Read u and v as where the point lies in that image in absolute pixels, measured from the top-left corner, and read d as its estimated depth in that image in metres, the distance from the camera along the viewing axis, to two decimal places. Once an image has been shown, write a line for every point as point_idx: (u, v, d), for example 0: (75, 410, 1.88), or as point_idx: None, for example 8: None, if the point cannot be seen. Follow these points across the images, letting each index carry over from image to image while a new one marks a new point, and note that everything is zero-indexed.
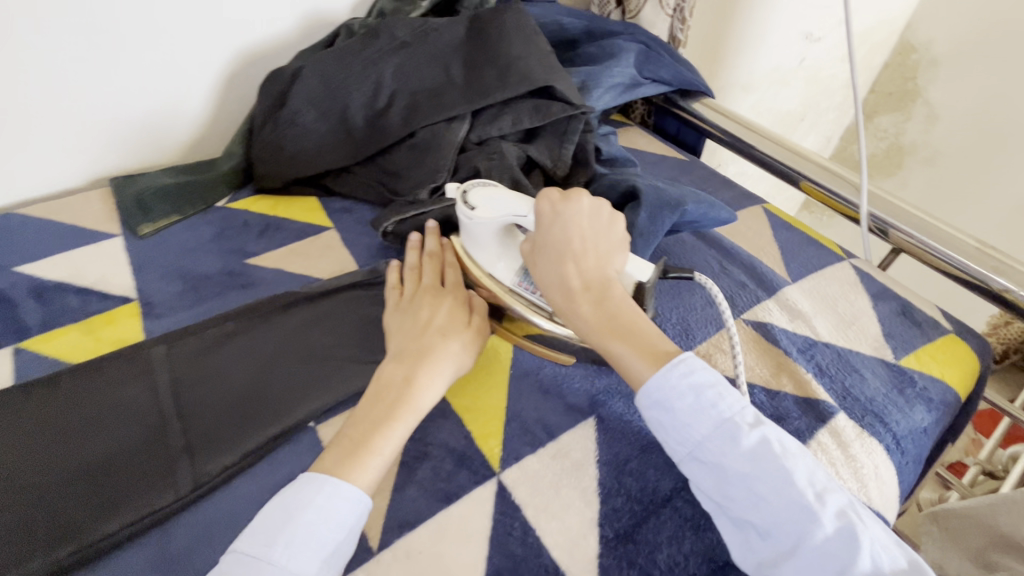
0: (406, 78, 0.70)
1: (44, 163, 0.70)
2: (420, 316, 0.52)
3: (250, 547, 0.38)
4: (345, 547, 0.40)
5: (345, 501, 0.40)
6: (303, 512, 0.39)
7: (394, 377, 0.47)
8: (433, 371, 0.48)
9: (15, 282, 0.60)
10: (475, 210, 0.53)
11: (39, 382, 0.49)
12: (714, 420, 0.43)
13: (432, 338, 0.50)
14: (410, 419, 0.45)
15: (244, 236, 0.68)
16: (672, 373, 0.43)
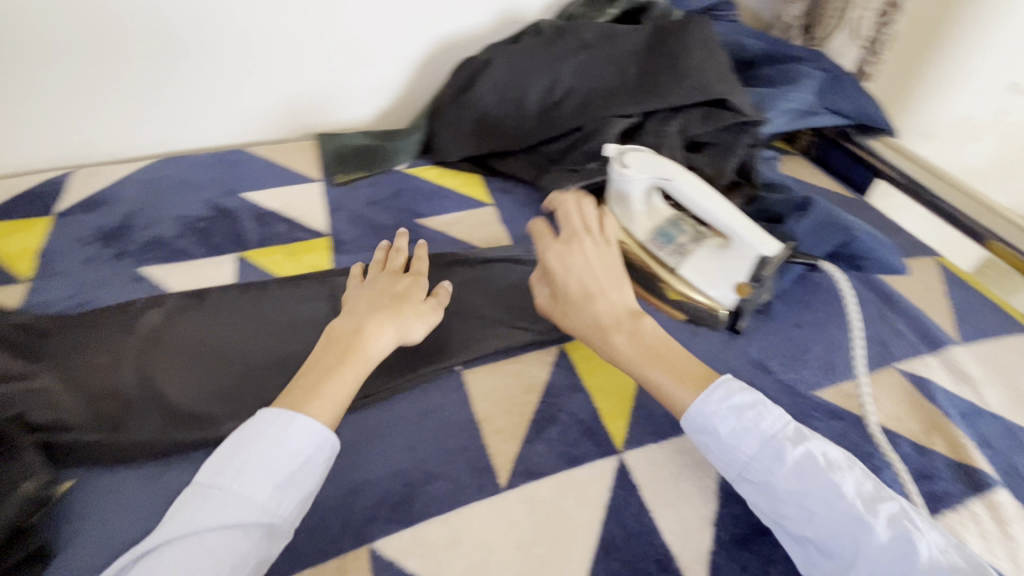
0: (583, 77, 0.74)
1: (273, 113, 0.85)
2: (381, 286, 0.54)
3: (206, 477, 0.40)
4: (304, 476, 0.41)
5: (303, 432, 0.41)
6: (258, 442, 0.41)
7: (344, 330, 0.48)
8: (382, 324, 0.49)
9: (242, 205, 0.73)
10: (628, 169, 0.61)
11: (255, 286, 0.60)
12: (758, 439, 0.43)
13: (386, 303, 0.52)
14: (354, 369, 0.46)
15: (416, 198, 0.76)
16: (711, 399, 0.45)
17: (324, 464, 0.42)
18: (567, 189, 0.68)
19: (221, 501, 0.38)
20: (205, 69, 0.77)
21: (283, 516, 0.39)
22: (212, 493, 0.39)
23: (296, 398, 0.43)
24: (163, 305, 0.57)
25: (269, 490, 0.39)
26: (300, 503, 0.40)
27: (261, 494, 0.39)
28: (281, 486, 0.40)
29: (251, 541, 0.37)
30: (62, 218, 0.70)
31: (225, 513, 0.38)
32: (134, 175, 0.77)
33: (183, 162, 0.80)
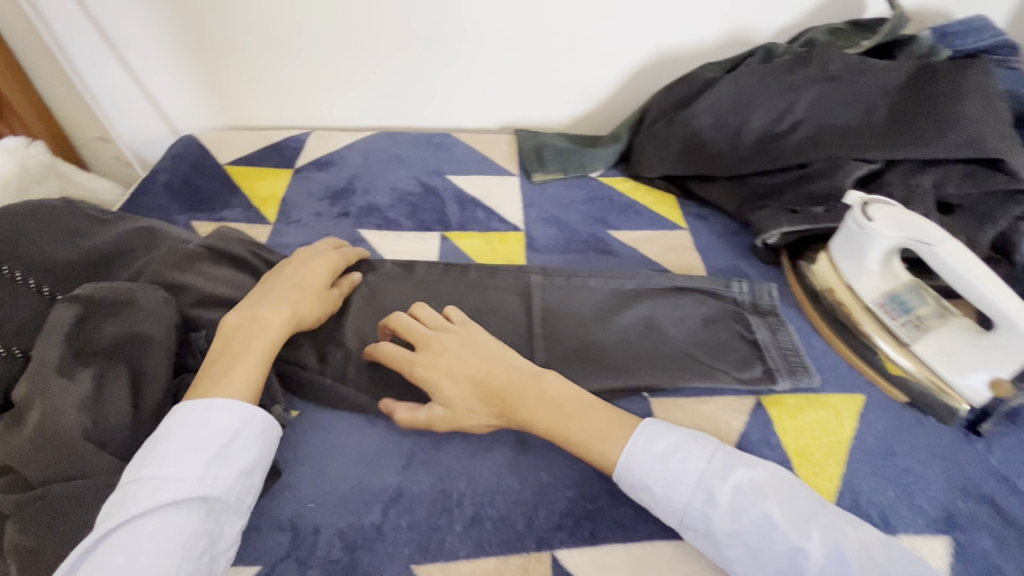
0: (821, 110, 0.68)
1: (482, 104, 0.89)
2: (291, 273, 0.51)
3: (140, 471, 0.37)
4: (239, 451, 0.39)
5: (228, 409, 0.40)
6: (177, 431, 0.39)
7: (235, 320, 0.46)
8: (275, 304, 0.47)
9: (446, 186, 0.78)
10: (873, 223, 0.54)
11: (455, 267, 0.63)
12: (695, 482, 0.41)
13: (278, 284, 0.50)
14: (262, 341, 0.44)
15: (608, 209, 0.75)
16: (636, 445, 0.42)
17: (259, 436, 0.41)
18: (783, 230, 0.63)
19: (156, 485, 0.36)
20: (434, 57, 0.83)
21: (224, 489, 0.38)
22: (144, 483, 0.36)
23: (212, 382, 0.42)
24: (377, 270, 0.61)
25: (204, 468, 0.38)
26: (241, 475, 0.39)
27: (203, 473, 0.37)
28: (213, 461, 0.38)
29: (195, 518, 0.36)
30: (300, 172, 0.80)
31: (159, 496, 0.36)
32: (357, 143, 0.85)
33: (399, 138, 0.87)
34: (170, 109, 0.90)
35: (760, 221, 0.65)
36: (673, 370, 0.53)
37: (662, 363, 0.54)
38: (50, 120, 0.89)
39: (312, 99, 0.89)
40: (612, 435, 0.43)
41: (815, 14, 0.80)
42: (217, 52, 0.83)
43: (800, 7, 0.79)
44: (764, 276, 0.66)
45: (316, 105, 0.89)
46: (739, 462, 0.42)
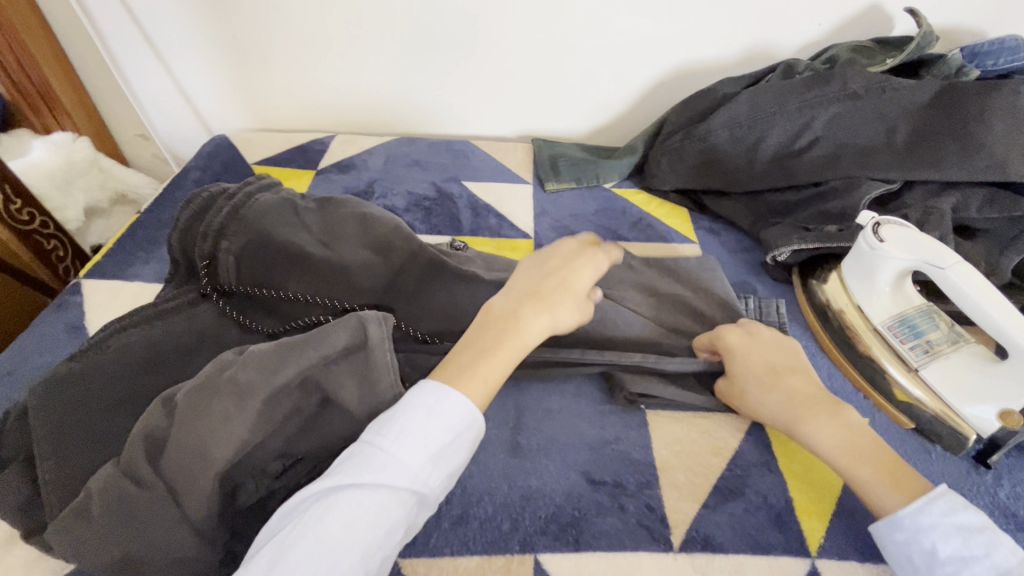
0: (840, 128, 0.67)
1: (501, 113, 0.91)
2: (558, 254, 0.49)
3: (380, 441, 0.38)
4: (453, 455, 0.40)
5: (466, 412, 0.40)
6: (414, 409, 0.39)
7: (503, 310, 0.45)
8: (541, 312, 0.45)
9: (462, 192, 0.80)
10: (884, 244, 0.53)
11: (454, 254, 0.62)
12: (985, 564, 0.36)
13: (547, 285, 0.47)
14: (513, 347, 0.44)
15: (620, 220, 0.76)
16: (932, 506, 0.38)
17: (468, 445, 0.41)
18: (794, 248, 0.63)
19: (382, 462, 0.37)
20: (455, 66, 0.85)
21: (430, 487, 0.39)
22: (375, 451, 0.38)
23: (463, 368, 0.42)
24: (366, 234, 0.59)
25: (421, 461, 0.38)
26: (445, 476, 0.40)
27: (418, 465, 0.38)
28: (434, 458, 0.39)
29: (403, 508, 0.37)
30: (322, 174, 0.83)
31: (378, 474, 0.37)
32: (379, 148, 0.88)
33: (419, 144, 0.89)
34: (206, 111, 0.95)
35: (771, 238, 0.65)
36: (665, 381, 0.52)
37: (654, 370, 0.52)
38: (97, 118, 0.95)
39: (338, 104, 0.92)
40: (904, 487, 0.40)
41: (840, 31, 0.79)
42: (252, 58, 0.87)
43: (824, 24, 0.78)
44: (773, 294, 0.65)
45: (342, 109, 0.93)
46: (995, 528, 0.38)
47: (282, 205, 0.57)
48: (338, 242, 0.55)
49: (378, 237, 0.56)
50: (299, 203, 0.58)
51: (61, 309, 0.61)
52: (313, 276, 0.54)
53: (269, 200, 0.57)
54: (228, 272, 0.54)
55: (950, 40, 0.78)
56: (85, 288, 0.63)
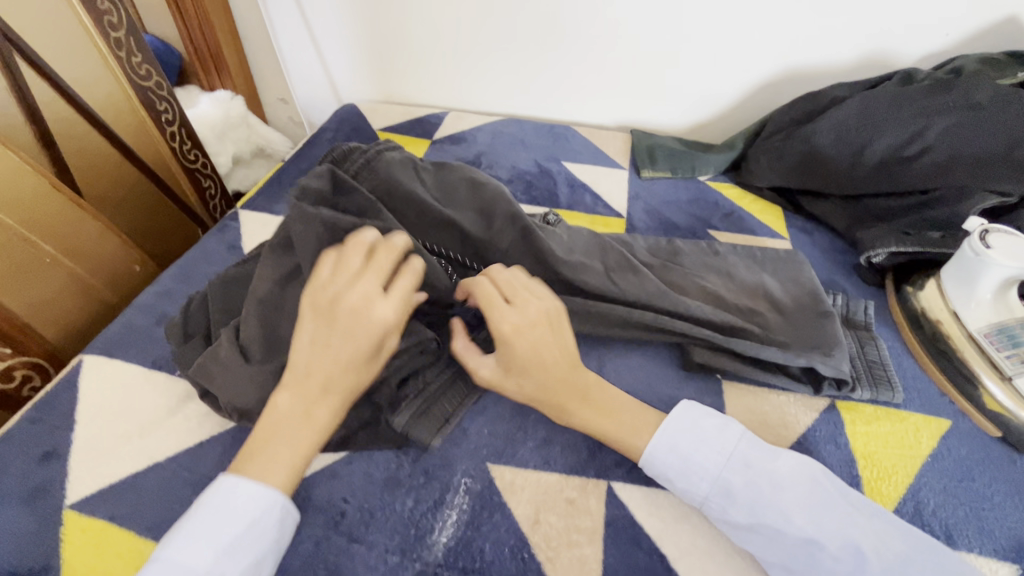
0: (957, 137, 0.66)
1: (604, 102, 0.96)
2: (335, 321, 0.42)
3: (169, 552, 0.38)
4: (251, 541, 0.39)
5: (263, 500, 0.40)
6: (203, 506, 0.40)
7: (289, 411, 0.42)
8: (328, 406, 0.42)
9: (560, 170, 0.86)
10: (991, 250, 0.53)
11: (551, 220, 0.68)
12: (717, 466, 0.43)
13: (337, 377, 0.42)
14: (305, 446, 0.42)
15: (711, 210, 0.78)
16: (671, 429, 0.45)
17: (274, 526, 0.40)
18: (890, 250, 0.63)
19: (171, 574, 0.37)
20: (567, 55, 0.91)
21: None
22: (163, 563, 0.37)
23: (267, 462, 0.41)
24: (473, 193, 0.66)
25: (210, 560, 0.38)
26: (250, 566, 0.39)
27: (219, 564, 0.38)
28: (225, 552, 0.38)
29: None
30: (436, 144, 0.91)
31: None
32: (487, 125, 0.96)
33: (524, 125, 0.96)
34: (340, 81, 1.07)
35: (866, 239, 0.65)
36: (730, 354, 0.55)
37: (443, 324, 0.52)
38: (250, 82, 1.09)
39: (454, 83, 1.01)
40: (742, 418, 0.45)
41: (968, 43, 0.76)
42: (387, 37, 0.97)
43: (952, 34, 0.76)
44: (862, 294, 0.65)
45: (458, 88, 1.01)
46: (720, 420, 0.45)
47: (406, 165, 0.65)
48: (451, 202, 0.64)
49: (482, 200, 0.63)
50: (419, 163, 0.67)
51: (222, 231, 0.72)
52: (427, 226, 0.62)
53: (396, 158, 0.65)
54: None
55: None
56: (241, 216, 0.75)
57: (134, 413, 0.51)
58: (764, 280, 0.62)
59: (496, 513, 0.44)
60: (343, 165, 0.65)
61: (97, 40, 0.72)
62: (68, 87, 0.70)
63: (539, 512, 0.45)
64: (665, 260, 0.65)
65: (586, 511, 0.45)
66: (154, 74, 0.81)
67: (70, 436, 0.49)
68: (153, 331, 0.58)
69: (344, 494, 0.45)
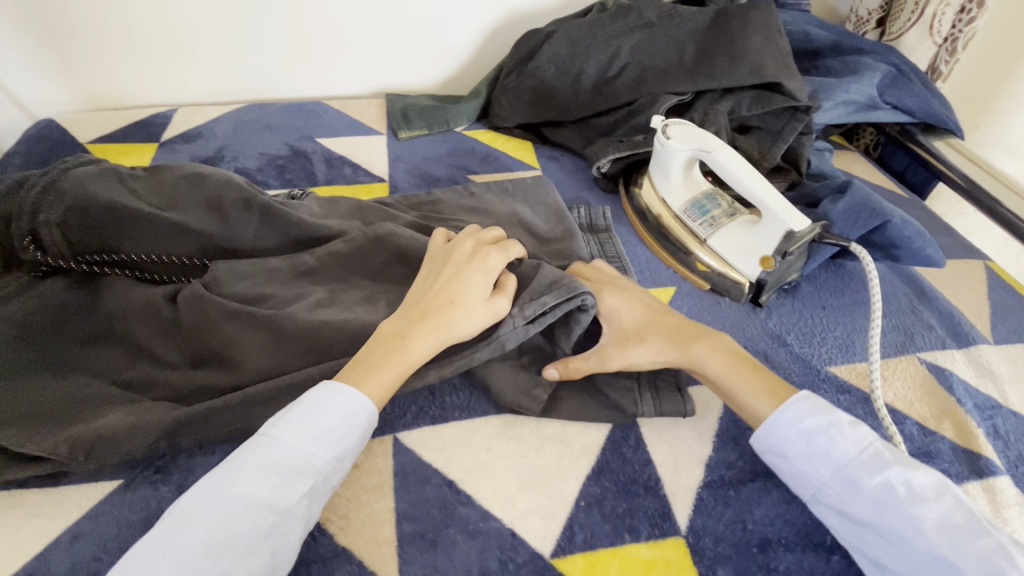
0: (642, 53, 0.77)
1: (349, 72, 0.92)
2: (445, 261, 0.49)
3: (271, 432, 0.39)
4: (343, 437, 0.40)
5: (352, 400, 0.41)
6: (307, 398, 0.41)
7: (391, 330, 0.45)
8: (428, 330, 0.44)
9: (315, 148, 0.81)
10: (670, 140, 0.63)
11: (297, 197, 0.65)
12: (829, 459, 0.41)
13: (440, 304, 0.46)
14: (400, 363, 0.43)
15: (469, 157, 0.81)
16: (782, 418, 0.42)
17: (361, 427, 0.41)
18: (610, 157, 0.72)
19: (260, 457, 0.38)
20: (292, 26, 0.85)
21: (317, 467, 0.39)
22: (261, 441, 0.39)
23: (357, 375, 0.43)
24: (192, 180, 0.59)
25: (308, 443, 0.39)
26: (334, 457, 0.40)
27: (308, 451, 0.39)
28: (320, 440, 0.39)
29: (271, 500, 0.36)
30: (165, 146, 0.81)
31: (266, 461, 0.38)
32: (225, 115, 0.87)
33: (269, 108, 0.89)
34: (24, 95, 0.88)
35: (594, 153, 0.74)
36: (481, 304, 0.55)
37: (543, 290, 0.48)
38: None
39: (175, 76, 0.89)
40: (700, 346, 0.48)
41: None
42: (68, 32, 0.82)
43: None
44: (602, 202, 0.74)
45: (181, 80, 0.89)
46: (822, 407, 0.43)
47: (106, 176, 0.56)
48: (171, 202, 0.57)
49: (209, 192, 0.57)
50: (123, 171, 0.58)
51: None
52: (147, 234, 0.54)
53: (88, 172, 0.55)
54: (57, 247, 0.53)
55: None
56: None
57: None
58: (516, 208, 0.68)
59: None
60: (16, 192, 0.53)
61: None
62: None
63: None
64: (424, 212, 0.68)
65: (373, 471, 0.45)
66: None
67: None
68: None
69: (96, 552, 0.40)
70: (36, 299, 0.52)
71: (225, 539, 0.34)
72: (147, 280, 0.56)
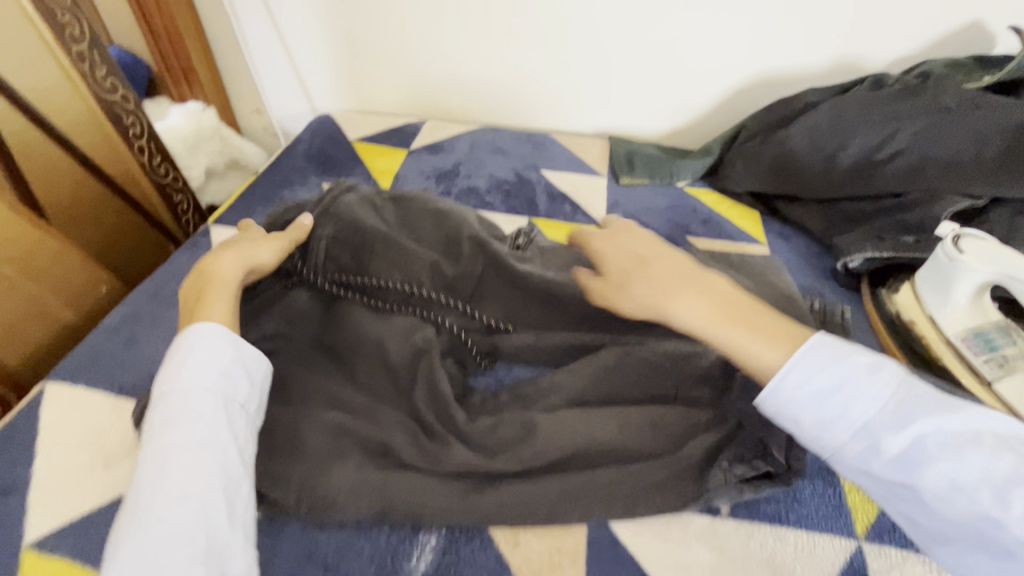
0: (928, 140, 0.67)
1: (581, 111, 0.96)
2: (221, 239, 0.57)
3: (164, 386, 0.43)
4: (216, 353, 0.45)
5: (207, 331, 0.46)
6: (181, 348, 0.45)
7: (189, 292, 0.50)
8: (225, 256, 0.52)
9: (540, 179, 0.85)
10: (964, 255, 0.53)
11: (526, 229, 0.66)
12: (842, 423, 0.39)
13: (220, 248, 0.54)
14: (224, 289, 0.50)
15: (689, 218, 0.78)
16: (786, 383, 0.41)
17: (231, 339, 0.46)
18: (866, 255, 0.63)
19: (172, 406, 0.42)
20: (544, 61, 0.91)
21: (218, 390, 0.43)
22: (164, 394, 0.43)
23: (197, 319, 0.48)
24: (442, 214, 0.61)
25: (189, 374, 0.43)
26: (225, 375, 0.44)
27: (207, 380, 0.44)
28: (205, 371, 0.44)
29: (204, 433, 0.41)
30: (413, 153, 0.90)
31: (168, 409, 0.42)
32: (465, 133, 0.95)
33: (503, 132, 0.95)
34: (315, 92, 1.05)
35: (842, 244, 0.66)
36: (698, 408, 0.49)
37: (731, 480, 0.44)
38: (223, 93, 1.06)
39: (431, 93, 1.00)
40: (676, 294, 0.45)
41: (934, 49, 0.78)
42: (362, 45, 0.96)
43: (918, 40, 0.77)
44: (840, 300, 0.66)
45: (434, 98, 1.00)
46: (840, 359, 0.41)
47: (365, 205, 0.62)
48: (420, 239, 0.60)
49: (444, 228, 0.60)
50: (379, 200, 0.63)
51: (191, 249, 0.70)
52: (391, 262, 0.57)
53: (353, 200, 0.62)
54: (316, 266, 0.58)
55: None
56: (210, 233, 0.73)
57: (96, 443, 0.49)
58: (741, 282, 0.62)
59: (475, 537, 0.44)
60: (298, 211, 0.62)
61: (58, 51, 0.70)
62: (28, 106, 0.68)
63: (518, 533, 0.44)
64: None
65: (567, 530, 0.44)
66: (120, 88, 0.79)
67: (31, 469, 0.47)
68: (121, 353, 0.57)
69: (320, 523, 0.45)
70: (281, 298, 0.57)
71: (175, 488, 0.38)
72: (377, 307, 0.57)
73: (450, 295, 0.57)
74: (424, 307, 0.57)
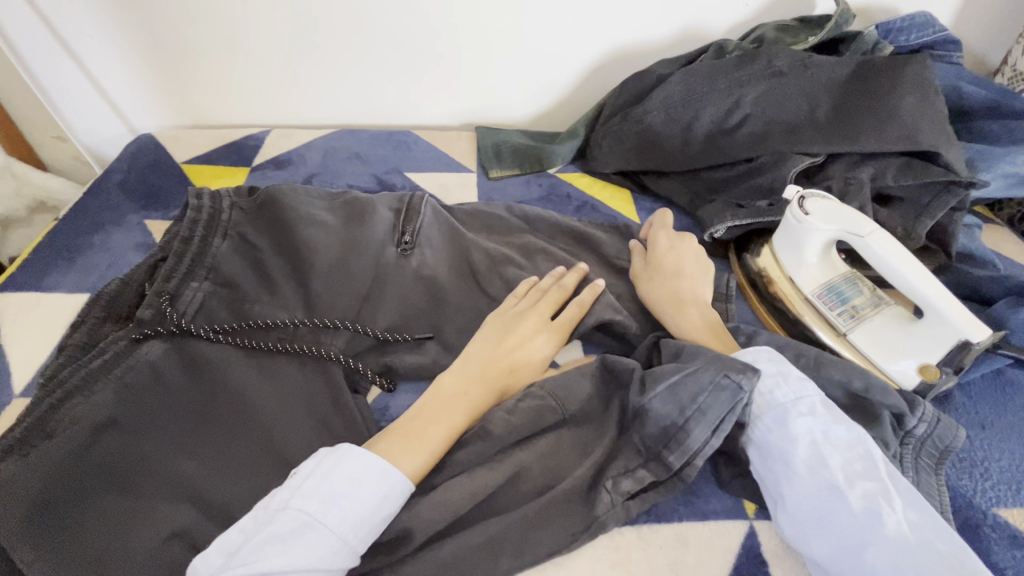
0: (768, 105, 0.69)
1: (441, 103, 0.90)
2: (517, 325, 0.55)
3: (299, 503, 0.41)
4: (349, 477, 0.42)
5: (391, 477, 0.43)
6: (325, 468, 0.43)
7: (450, 387, 0.51)
8: (490, 381, 0.51)
9: (404, 183, 0.79)
10: (809, 216, 0.56)
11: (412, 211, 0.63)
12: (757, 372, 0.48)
13: (502, 360, 0.53)
14: (455, 415, 0.48)
15: (564, 205, 0.77)
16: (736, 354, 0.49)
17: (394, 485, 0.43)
18: (728, 224, 0.65)
19: (301, 525, 0.40)
20: (391, 54, 0.83)
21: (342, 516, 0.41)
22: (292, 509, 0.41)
23: (425, 421, 0.47)
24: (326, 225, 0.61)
25: (318, 499, 0.41)
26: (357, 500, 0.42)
27: (336, 505, 0.41)
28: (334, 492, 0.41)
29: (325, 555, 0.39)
30: (257, 170, 0.80)
31: (293, 528, 0.40)
32: (316, 140, 0.85)
33: (359, 134, 0.87)
34: (128, 110, 0.90)
35: (706, 217, 0.67)
36: (585, 429, 0.50)
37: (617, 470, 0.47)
38: (4, 121, 0.87)
39: (271, 98, 0.88)
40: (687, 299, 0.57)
41: (764, 12, 0.81)
42: (172, 48, 0.82)
43: (751, 5, 0.80)
44: None
45: (275, 103, 0.89)
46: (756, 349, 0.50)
47: (236, 252, 0.60)
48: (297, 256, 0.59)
49: (302, 246, 0.59)
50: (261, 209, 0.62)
51: None
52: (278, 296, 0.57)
53: (225, 247, 0.60)
54: (183, 313, 0.55)
55: (865, 18, 0.81)
56: None
57: None
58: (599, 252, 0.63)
59: None
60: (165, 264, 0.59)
61: None
62: None
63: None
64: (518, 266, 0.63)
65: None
66: None
67: None
68: None
69: None
70: (135, 366, 0.52)
71: None
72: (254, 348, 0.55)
73: (324, 317, 0.56)
74: (308, 342, 0.56)
